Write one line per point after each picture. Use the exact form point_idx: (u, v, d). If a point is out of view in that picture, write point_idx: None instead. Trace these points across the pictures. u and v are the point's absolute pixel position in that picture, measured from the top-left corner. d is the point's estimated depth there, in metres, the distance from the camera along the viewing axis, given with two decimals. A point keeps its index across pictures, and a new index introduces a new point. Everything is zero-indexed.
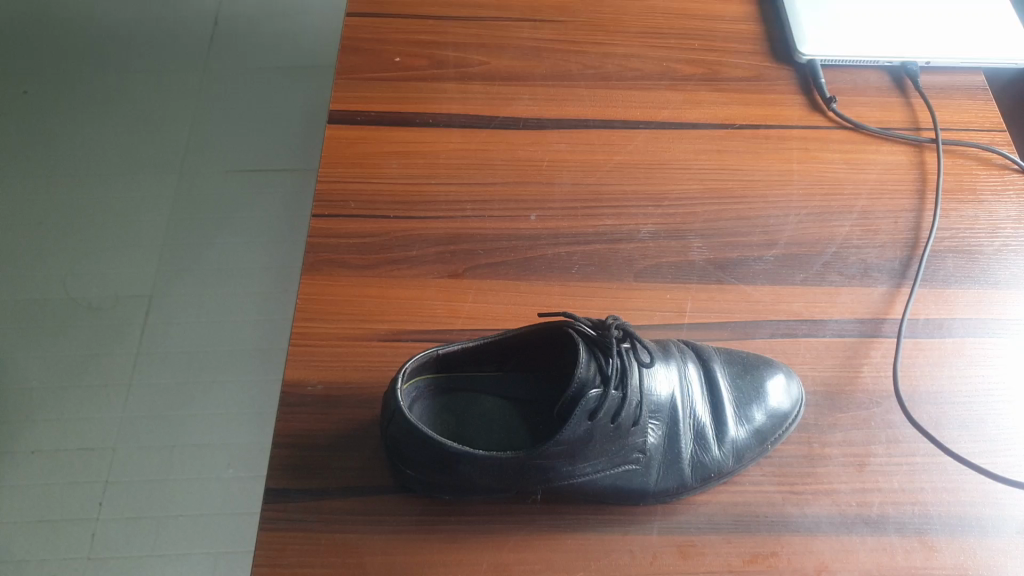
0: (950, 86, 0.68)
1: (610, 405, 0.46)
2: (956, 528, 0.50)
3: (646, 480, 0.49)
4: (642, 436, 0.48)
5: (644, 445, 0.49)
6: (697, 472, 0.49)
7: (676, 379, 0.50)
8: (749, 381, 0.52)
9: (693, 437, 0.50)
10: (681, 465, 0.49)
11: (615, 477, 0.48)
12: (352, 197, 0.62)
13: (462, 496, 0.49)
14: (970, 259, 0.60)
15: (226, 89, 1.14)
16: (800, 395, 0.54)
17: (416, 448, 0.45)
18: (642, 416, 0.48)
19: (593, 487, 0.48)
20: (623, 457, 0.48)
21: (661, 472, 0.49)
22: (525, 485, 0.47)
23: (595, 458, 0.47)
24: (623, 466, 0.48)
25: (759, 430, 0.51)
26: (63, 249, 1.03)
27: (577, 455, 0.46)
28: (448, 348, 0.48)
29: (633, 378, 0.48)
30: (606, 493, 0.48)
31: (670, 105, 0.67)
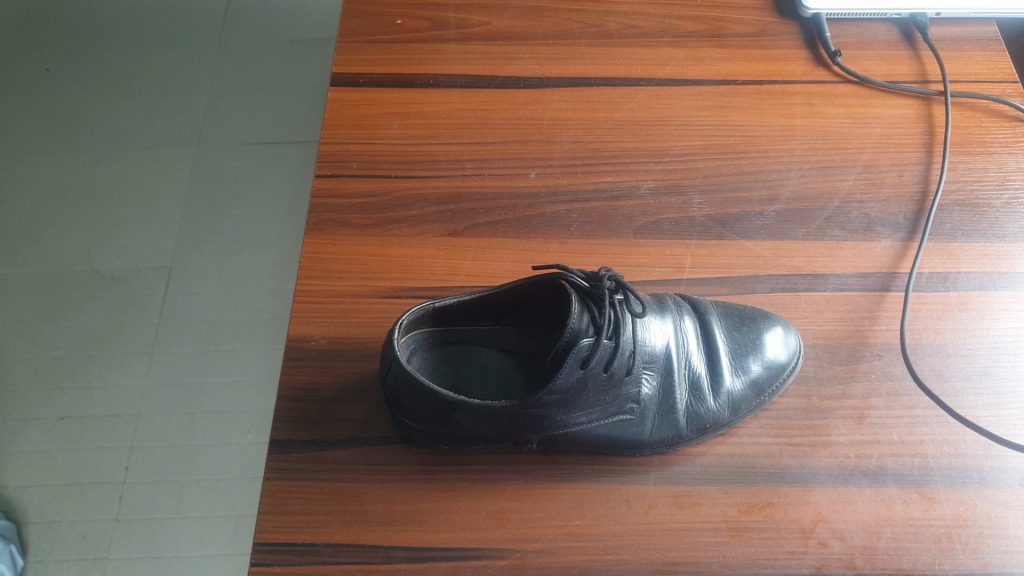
0: (960, 38, 0.66)
1: (603, 354, 0.47)
2: (956, 480, 0.50)
3: (640, 430, 0.49)
4: (636, 386, 0.49)
5: (638, 395, 0.49)
6: (692, 423, 0.50)
7: (671, 331, 0.50)
8: (746, 333, 0.52)
9: (688, 388, 0.50)
10: (676, 416, 0.50)
11: (609, 427, 0.49)
12: (355, 157, 0.63)
13: (461, 446, 0.49)
14: (977, 212, 0.59)
15: (242, 61, 1.14)
16: (799, 346, 0.53)
17: (413, 397, 0.46)
18: (636, 366, 0.48)
19: (587, 437, 0.48)
20: (617, 406, 0.48)
21: (656, 422, 0.49)
22: (520, 434, 0.47)
23: (589, 407, 0.47)
24: (617, 415, 0.49)
25: (756, 382, 0.51)
26: (87, 221, 1.05)
27: (570, 404, 0.47)
28: (444, 300, 0.49)
29: (626, 328, 0.48)
30: (600, 443, 0.49)
31: (672, 62, 0.66)
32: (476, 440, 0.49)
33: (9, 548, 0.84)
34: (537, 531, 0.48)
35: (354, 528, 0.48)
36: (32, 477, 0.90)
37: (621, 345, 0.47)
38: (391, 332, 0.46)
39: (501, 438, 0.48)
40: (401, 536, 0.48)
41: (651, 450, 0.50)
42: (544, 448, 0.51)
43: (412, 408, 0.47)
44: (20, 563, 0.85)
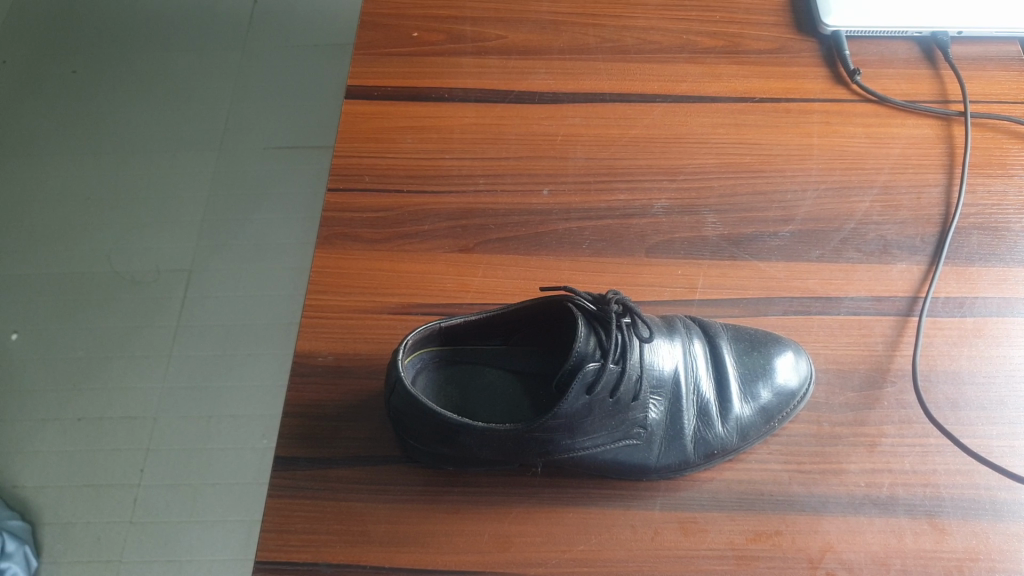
0: (983, 57, 0.65)
1: (609, 379, 0.46)
2: (969, 511, 0.49)
3: (647, 456, 0.49)
4: (643, 411, 0.48)
5: (645, 420, 0.48)
6: (700, 449, 0.49)
7: (679, 355, 0.50)
8: (756, 357, 0.52)
9: (696, 413, 0.50)
10: (684, 441, 0.49)
11: (616, 452, 0.48)
12: (367, 171, 0.63)
13: (465, 467, 0.49)
14: (996, 236, 0.58)
15: (263, 67, 1.15)
16: (810, 371, 0.53)
17: (416, 418, 0.46)
18: (643, 391, 0.48)
19: (593, 461, 0.48)
20: (624, 431, 0.48)
21: (663, 447, 0.49)
22: (525, 458, 0.47)
23: (595, 432, 0.47)
24: (624, 440, 0.48)
25: (766, 408, 0.51)
26: (108, 223, 1.06)
27: (576, 429, 0.46)
28: (451, 320, 0.49)
29: (633, 352, 0.47)
30: (607, 467, 0.49)
31: (689, 78, 0.65)
32: (480, 462, 0.48)
33: (23, 548, 0.84)
34: (541, 555, 0.48)
35: (357, 548, 0.48)
36: (48, 478, 0.91)
37: (627, 369, 0.47)
38: (396, 351, 0.46)
39: (506, 461, 0.48)
40: (403, 558, 0.48)
41: (659, 475, 0.50)
42: (550, 471, 0.51)
43: (415, 427, 0.47)
44: (35, 564, 0.85)
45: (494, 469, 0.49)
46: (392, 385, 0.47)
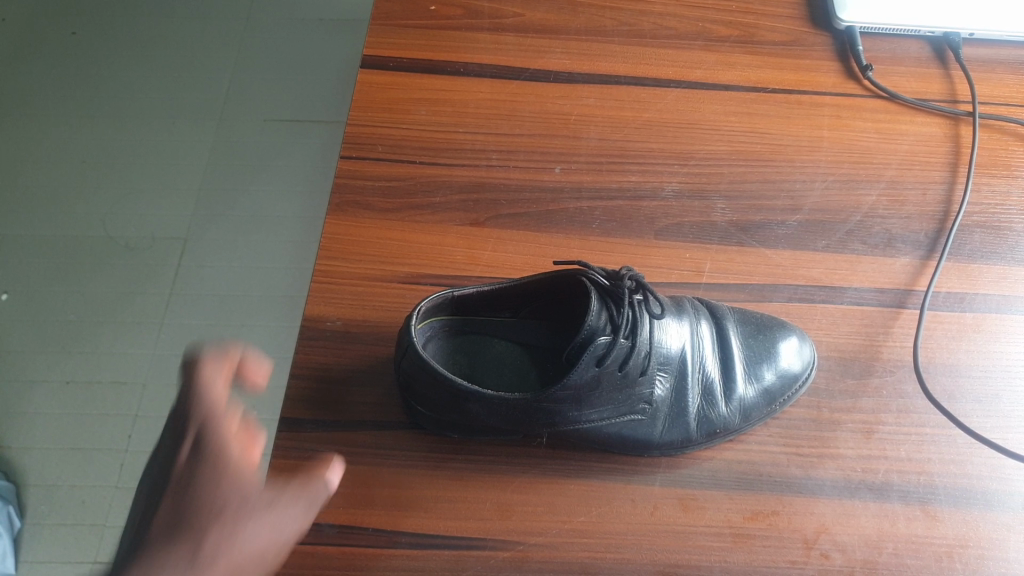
0: (992, 59, 0.66)
1: (618, 354, 0.47)
2: (960, 500, 0.50)
3: (651, 431, 0.50)
4: (649, 387, 0.49)
5: (650, 396, 0.49)
6: (702, 427, 0.50)
7: (686, 335, 0.51)
8: (760, 341, 0.53)
9: (701, 392, 0.51)
10: (687, 419, 0.50)
11: (620, 426, 0.49)
12: (380, 141, 0.63)
13: (471, 434, 0.50)
14: (997, 235, 0.59)
15: (269, 37, 1.15)
16: (813, 358, 0.54)
17: (425, 383, 0.46)
18: (650, 367, 0.48)
19: (597, 434, 0.49)
20: (629, 406, 0.49)
21: (666, 424, 0.50)
22: (531, 427, 0.47)
23: (601, 405, 0.48)
24: (629, 415, 0.49)
25: (770, 390, 0.51)
26: (104, 187, 1.05)
27: (583, 401, 0.47)
28: (463, 289, 0.49)
29: (643, 329, 0.48)
30: (610, 441, 0.49)
31: (704, 66, 0.66)
32: (486, 429, 0.49)
33: (7, 509, 0.84)
34: (541, 525, 0.49)
35: (358, 511, 0.49)
36: (35, 438, 0.90)
37: (636, 345, 0.47)
38: (410, 316, 0.47)
39: (511, 430, 0.48)
40: (404, 522, 0.48)
41: (661, 452, 0.51)
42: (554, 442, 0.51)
43: (424, 392, 0.47)
44: (18, 525, 0.84)
45: (499, 438, 0.50)
46: (403, 349, 0.47)
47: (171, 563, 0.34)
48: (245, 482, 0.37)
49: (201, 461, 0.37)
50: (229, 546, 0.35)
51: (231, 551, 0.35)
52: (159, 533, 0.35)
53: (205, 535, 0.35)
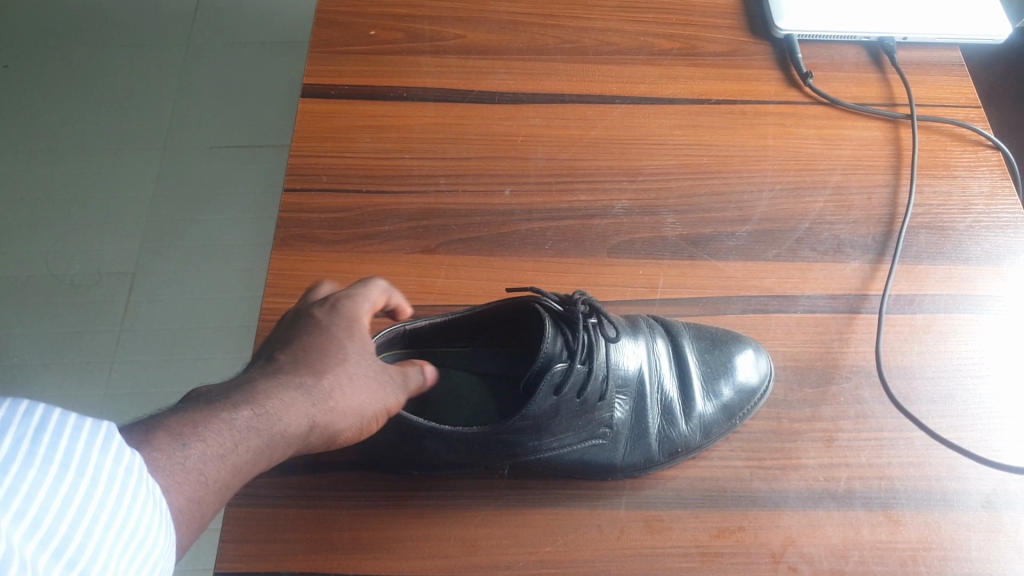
0: (926, 62, 0.68)
1: (577, 380, 0.47)
2: (921, 502, 0.50)
3: (613, 455, 0.49)
4: (610, 411, 0.49)
5: (611, 420, 0.49)
6: (664, 446, 0.50)
7: (642, 355, 0.51)
8: (716, 355, 0.53)
9: (660, 412, 0.51)
10: (648, 440, 0.50)
11: (583, 452, 0.49)
12: (325, 171, 0.62)
13: (432, 469, 0.49)
14: (942, 235, 0.60)
15: (209, 63, 1.13)
16: (770, 370, 0.54)
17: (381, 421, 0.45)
18: (608, 391, 0.48)
19: (560, 462, 0.48)
20: (590, 431, 0.48)
21: (628, 446, 0.49)
22: (492, 460, 0.47)
23: (562, 432, 0.47)
24: (591, 440, 0.49)
25: (729, 405, 0.52)
26: (46, 224, 1.02)
27: (544, 430, 0.46)
28: (416, 323, 0.48)
29: (600, 352, 0.48)
30: (573, 467, 0.49)
31: (647, 80, 0.66)
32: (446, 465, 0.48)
33: None
34: (506, 558, 0.48)
35: (319, 556, 0.48)
36: None
37: (594, 370, 0.47)
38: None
39: (473, 464, 0.48)
40: (366, 565, 0.47)
41: (625, 475, 0.50)
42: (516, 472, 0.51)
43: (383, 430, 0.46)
44: None
45: (461, 472, 0.49)
46: None
47: (299, 382, 0.38)
48: (368, 348, 0.42)
49: (335, 314, 0.43)
50: (344, 389, 0.40)
51: (344, 397, 0.40)
52: (287, 358, 0.40)
53: (325, 369, 0.39)
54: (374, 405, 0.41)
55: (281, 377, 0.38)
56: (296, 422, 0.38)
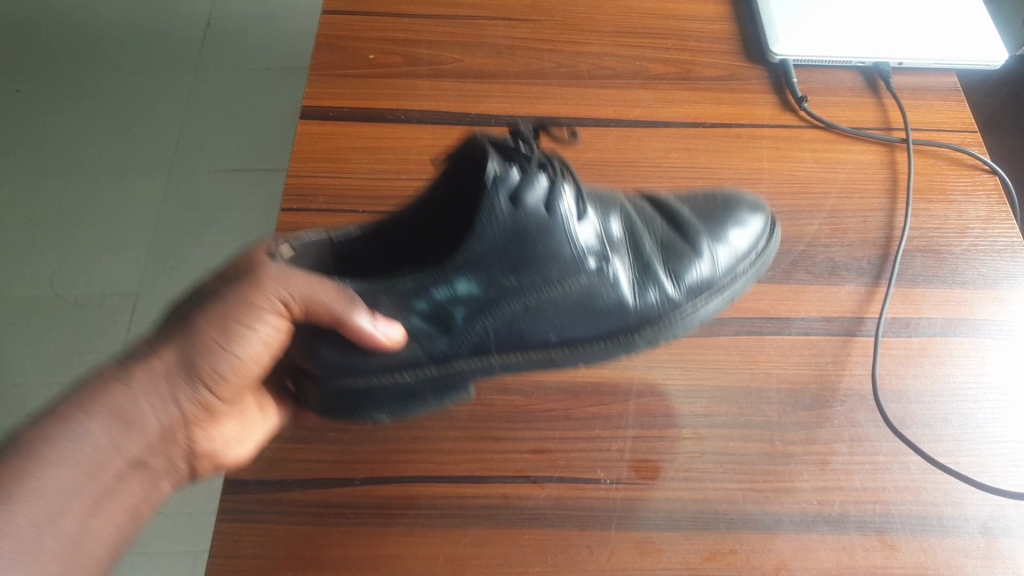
0: (922, 87, 0.68)
1: (536, 195, 0.46)
2: (917, 527, 0.49)
3: (610, 293, 0.49)
4: (595, 248, 0.49)
5: (600, 260, 0.49)
6: (670, 279, 0.51)
7: (622, 217, 0.53)
8: (715, 217, 0.55)
9: (662, 262, 0.52)
10: (651, 272, 0.51)
11: (577, 292, 0.48)
12: (321, 192, 0.62)
13: (400, 382, 0.46)
14: (937, 258, 0.60)
15: (216, 89, 1.14)
16: (770, 220, 0.57)
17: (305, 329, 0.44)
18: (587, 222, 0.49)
19: (554, 306, 0.48)
20: (577, 268, 0.48)
21: (629, 282, 0.50)
22: (471, 320, 0.46)
23: (539, 265, 0.47)
24: (580, 277, 0.48)
25: (730, 261, 0.53)
26: (53, 246, 1.02)
27: (514, 258, 0.46)
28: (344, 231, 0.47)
29: (565, 178, 0.48)
30: (572, 313, 0.48)
31: (642, 104, 0.67)
32: (413, 352, 0.46)
33: None
34: None
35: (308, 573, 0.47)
36: None
37: (556, 184, 0.47)
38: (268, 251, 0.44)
39: (448, 333, 0.46)
40: None
41: (638, 325, 0.50)
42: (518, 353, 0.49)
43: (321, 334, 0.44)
44: None
45: (439, 372, 0.47)
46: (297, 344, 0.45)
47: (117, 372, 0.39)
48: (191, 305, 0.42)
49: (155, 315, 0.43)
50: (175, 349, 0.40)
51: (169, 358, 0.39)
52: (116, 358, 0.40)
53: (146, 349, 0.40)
54: (253, 322, 0.41)
55: (120, 363, 0.39)
56: (125, 404, 0.38)
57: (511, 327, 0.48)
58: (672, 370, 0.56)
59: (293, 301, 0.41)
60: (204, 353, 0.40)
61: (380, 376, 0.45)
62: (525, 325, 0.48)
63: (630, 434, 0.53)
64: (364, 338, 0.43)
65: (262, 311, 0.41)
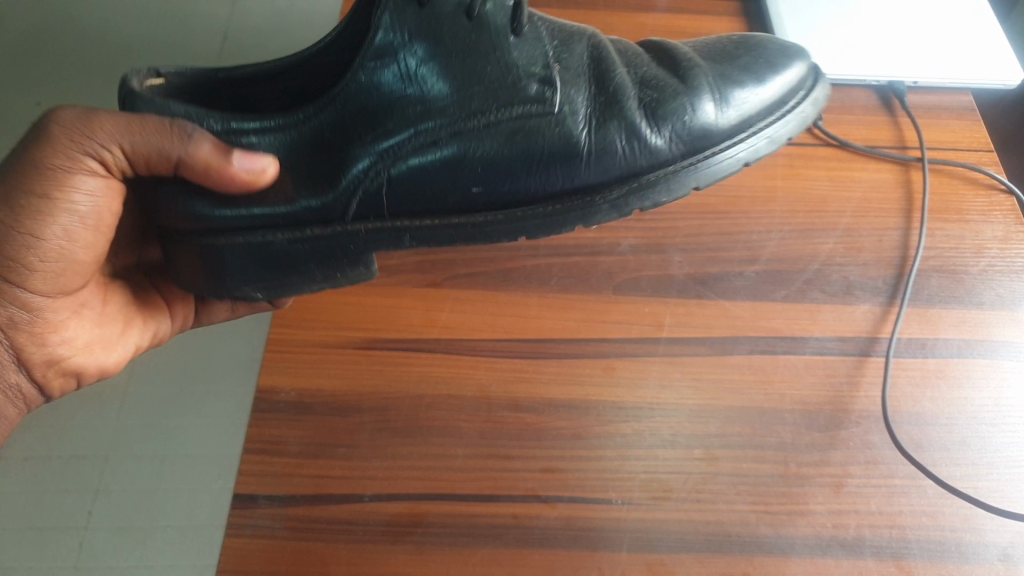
0: (938, 107, 0.68)
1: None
2: (934, 553, 0.48)
3: (558, 130, 0.42)
4: (544, 73, 0.42)
5: (555, 90, 0.42)
6: (647, 119, 0.42)
7: (592, 50, 0.44)
8: (730, 66, 0.45)
9: (642, 110, 0.43)
10: (620, 111, 0.42)
11: (515, 123, 0.41)
12: None
13: (273, 242, 0.42)
14: (954, 278, 0.59)
15: None
16: (824, 87, 0.49)
17: (149, 183, 0.41)
18: (531, 41, 0.42)
19: (481, 139, 0.41)
20: (513, 96, 0.41)
21: (588, 123, 0.42)
22: (373, 144, 0.40)
23: (460, 83, 0.40)
24: (518, 104, 0.41)
25: (733, 105, 0.44)
26: None
27: (425, 75, 0.40)
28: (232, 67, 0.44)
29: None
30: (508, 149, 0.41)
31: None
32: (293, 208, 0.41)
33: None
34: None
35: None
36: None
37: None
38: (127, 71, 0.41)
39: (336, 176, 0.41)
40: None
41: (595, 174, 0.43)
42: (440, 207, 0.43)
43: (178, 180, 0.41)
44: None
45: (327, 234, 0.42)
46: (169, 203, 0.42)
47: None
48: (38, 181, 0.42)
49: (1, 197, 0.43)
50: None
51: None
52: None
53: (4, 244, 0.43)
54: (64, 189, 0.43)
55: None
56: None
57: (429, 165, 0.41)
58: (684, 390, 0.55)
59: (102, 151, 0.42)
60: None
61: (243, 235, 0.41)
62: (448, 166, 0.41)
63: (642, 454, 0.52)
64: (224, 180, 0.39)
65: (72, 173, 0.42)
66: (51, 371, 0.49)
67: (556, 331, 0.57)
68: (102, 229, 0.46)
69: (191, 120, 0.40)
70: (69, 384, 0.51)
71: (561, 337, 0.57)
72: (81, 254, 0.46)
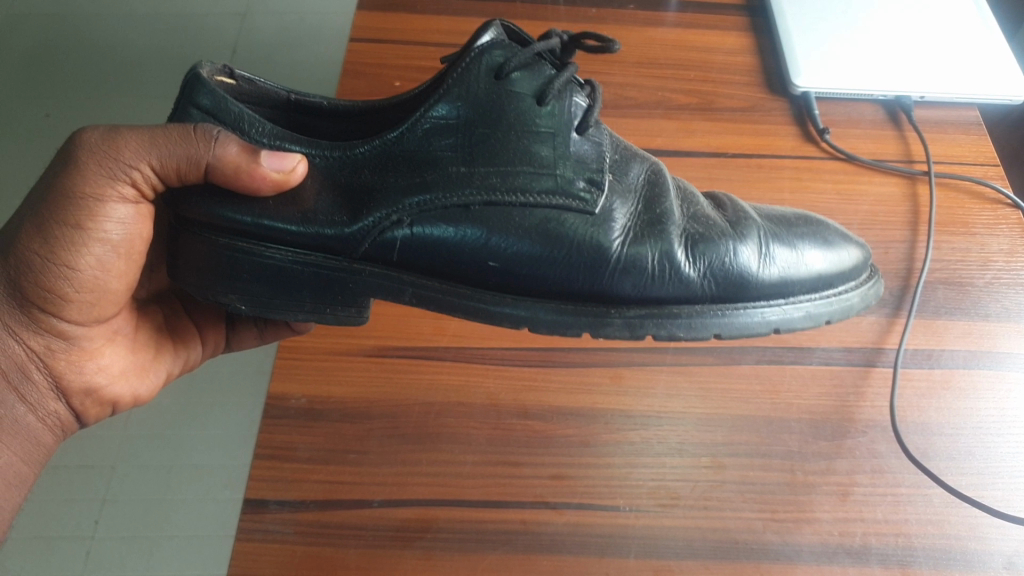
0: (943, 121, 0.69)
1: (528, 84, 0.41)
2: (940, 560, 0.49)
3: (595, 237, 0.41)
4: (596, 176, 0.42)
5: (608, 204, 0.42)
6: (692, 254, 0.42)
7: (652, 172, 0.45)
8: (789, 234, 0.46)
9: (684, 239, 0.43)
10: (666, 237, 0.42)
11: (553, 224, 0.41)
12: None
13: (272, 259, 0.40)
14: (960, 291, 0.60)
15: None
16: (874, 292, 0.49)
17: (179, 195, 0.40)
18: (590, 145, 0.43)
19: (509, 225, 0.40)
20: (558, 196, 0.41)
21: (630, 238, 0.42)
22: (404, 195, 0.40)
23: (504, 166, 0.40)
24: (561, 204, 0.41)
25: (777, 265, 0.44)
26: None
27: (476, 151, 0.40)
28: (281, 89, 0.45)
29: (576, 93, 0.43)
30: (535, 245, 0.41)
31: (665, 134, 0.67)
32: (301, 230, 0.40)
33: None
34: None
35: None
36: None
37: (561, 81, 0.42)
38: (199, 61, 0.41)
39: (358, 211, 0.40)
40: None
41: (615, 286, 0.42)
42: (449, 277, 0.42)
43: (206, 186, 0.40)
44: None
45: (331, 266, 0.41)
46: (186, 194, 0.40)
47: None
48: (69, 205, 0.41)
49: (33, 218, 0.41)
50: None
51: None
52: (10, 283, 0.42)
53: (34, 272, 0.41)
54: (95, 217, 0.41)
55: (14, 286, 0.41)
56: None
57: (452, 234, 0.40)
58: (693, 399, 0.55)
59: (131, 172, 0.41)
60: (30, 275, 0.41)
61: (249, 242, 0.40)
62: (471, 240, 0.40)
63: (651, 462, 0.53)
64: (252, 179, 0.37)
65: (101, 201, 0.41)
66: (90, 401, 0.47)
67: (566, 341, 0.58)
68: (135, 257, 0.44)
69: (217, 127, 0.39)
70: (105, 414, 0.50)
71: (570, 345, 0.58)
72: (115, 283, 0.44)
